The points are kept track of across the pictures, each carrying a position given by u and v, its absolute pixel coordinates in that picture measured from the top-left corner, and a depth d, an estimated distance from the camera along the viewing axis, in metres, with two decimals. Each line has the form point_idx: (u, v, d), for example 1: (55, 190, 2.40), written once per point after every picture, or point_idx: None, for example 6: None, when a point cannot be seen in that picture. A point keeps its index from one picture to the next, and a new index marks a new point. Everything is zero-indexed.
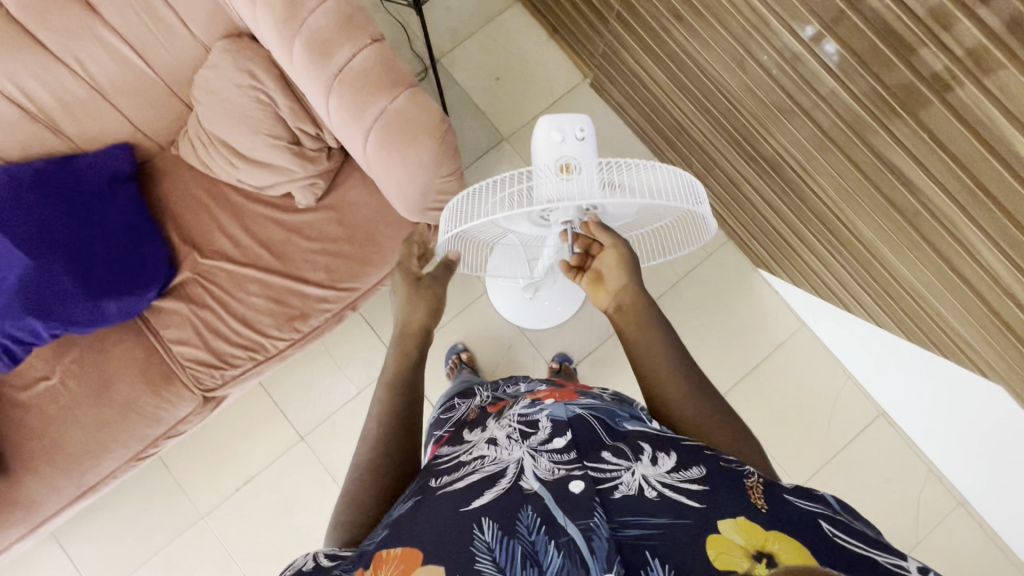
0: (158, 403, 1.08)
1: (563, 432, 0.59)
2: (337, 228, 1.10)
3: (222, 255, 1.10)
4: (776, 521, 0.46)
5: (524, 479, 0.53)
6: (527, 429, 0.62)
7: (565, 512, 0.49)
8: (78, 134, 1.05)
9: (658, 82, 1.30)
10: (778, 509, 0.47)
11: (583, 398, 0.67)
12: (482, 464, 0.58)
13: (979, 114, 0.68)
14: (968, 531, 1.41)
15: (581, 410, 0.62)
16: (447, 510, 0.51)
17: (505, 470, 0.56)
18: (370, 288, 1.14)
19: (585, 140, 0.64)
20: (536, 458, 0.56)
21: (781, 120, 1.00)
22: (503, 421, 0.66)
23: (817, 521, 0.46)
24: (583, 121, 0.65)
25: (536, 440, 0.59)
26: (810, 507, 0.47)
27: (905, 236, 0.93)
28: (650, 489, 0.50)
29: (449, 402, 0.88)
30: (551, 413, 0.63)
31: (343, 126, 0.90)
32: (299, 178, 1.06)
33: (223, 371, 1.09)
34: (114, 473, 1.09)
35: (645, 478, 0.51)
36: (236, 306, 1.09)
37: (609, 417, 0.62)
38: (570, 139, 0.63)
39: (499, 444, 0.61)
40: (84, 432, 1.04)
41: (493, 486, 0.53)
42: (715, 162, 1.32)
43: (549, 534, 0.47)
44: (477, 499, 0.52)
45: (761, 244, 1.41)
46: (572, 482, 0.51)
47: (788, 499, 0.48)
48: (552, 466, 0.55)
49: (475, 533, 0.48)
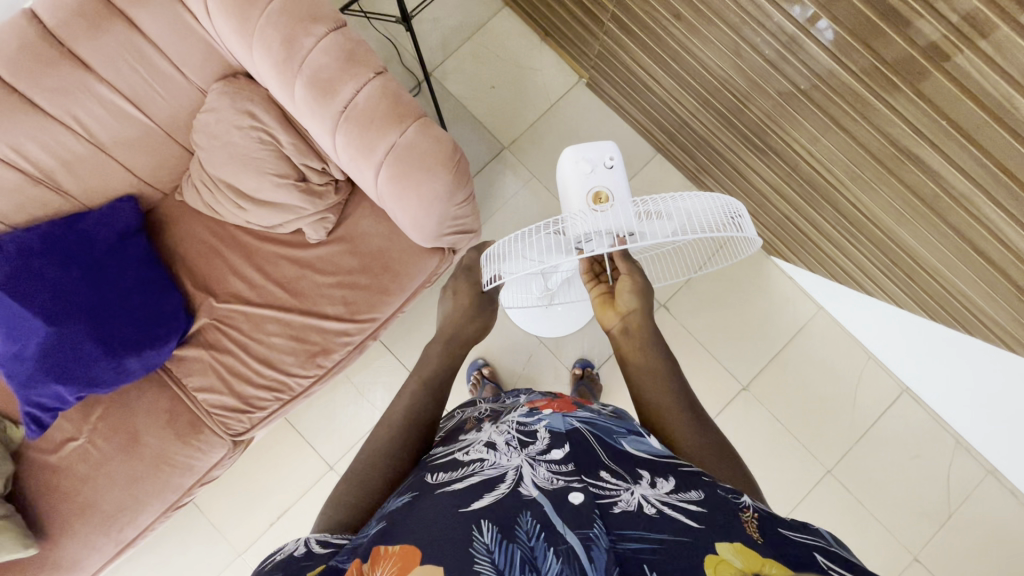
0: (188, 452, 1.07)
1: (561, 444, 0.59)
2: (351, 260, 1.09)
3: (238, 297, 1.09)
4: (772, 550, 0.44)
5: (522, 485, 0.52)
6: (526, 437, 0.61)
7: (564, 520, 0.47)
8: (82, 190, 1.04)
9: (656, 78, 1.28)
10: (774, 538, 0.46)
11: (582, 412, 0.68)
12: (480, 467, 0.56)
13: (985, 85, 0.66)
14: (1000, 499, 1.42)
15: (578, 424, 0.63)
16: (444, 510, 0.49)
17: (505, 474, 0.54)
18: (389, 317, 1.13)
19: (613, 168, 0.84)
20: (535, 467, 0.56)
21: (789, 111, 0.98)
22: (501, 427, 0.66)
23: (812, 555, 0.44)
24: (610, 151, 0.85)
25: (535, 449, 0.59)
26: (804, 540, 0.47)
27: (916, 212, 0.90)
28: (649, 507, 0.49)
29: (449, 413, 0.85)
30: (549, 423, 0.64)
31: (352, 162, 0.90)
32: (309, 214, 1.05)
33: (250, 414, 1.09)
34: (151, 525, 1.09)
35: (644, 497, 0.50)
36: (256, 348, 1.08)
37: (606, 433, 0.63)
38: (598, 168, 0.84)
39: (499, 449, 0.60)
40: (117, 489, 1.04)
41: (492, 490, 0.52)
42: (721, 154, 1.30)
43: (549, 541, 0.45)
44: (477, 501, 0.50)
45: (773, 232, 1.40)
46: (572, 494, 0.50)
47: (783, 533, 0.47)
48: (552, 476, 0.54)
49: (474, 536, 0.46)
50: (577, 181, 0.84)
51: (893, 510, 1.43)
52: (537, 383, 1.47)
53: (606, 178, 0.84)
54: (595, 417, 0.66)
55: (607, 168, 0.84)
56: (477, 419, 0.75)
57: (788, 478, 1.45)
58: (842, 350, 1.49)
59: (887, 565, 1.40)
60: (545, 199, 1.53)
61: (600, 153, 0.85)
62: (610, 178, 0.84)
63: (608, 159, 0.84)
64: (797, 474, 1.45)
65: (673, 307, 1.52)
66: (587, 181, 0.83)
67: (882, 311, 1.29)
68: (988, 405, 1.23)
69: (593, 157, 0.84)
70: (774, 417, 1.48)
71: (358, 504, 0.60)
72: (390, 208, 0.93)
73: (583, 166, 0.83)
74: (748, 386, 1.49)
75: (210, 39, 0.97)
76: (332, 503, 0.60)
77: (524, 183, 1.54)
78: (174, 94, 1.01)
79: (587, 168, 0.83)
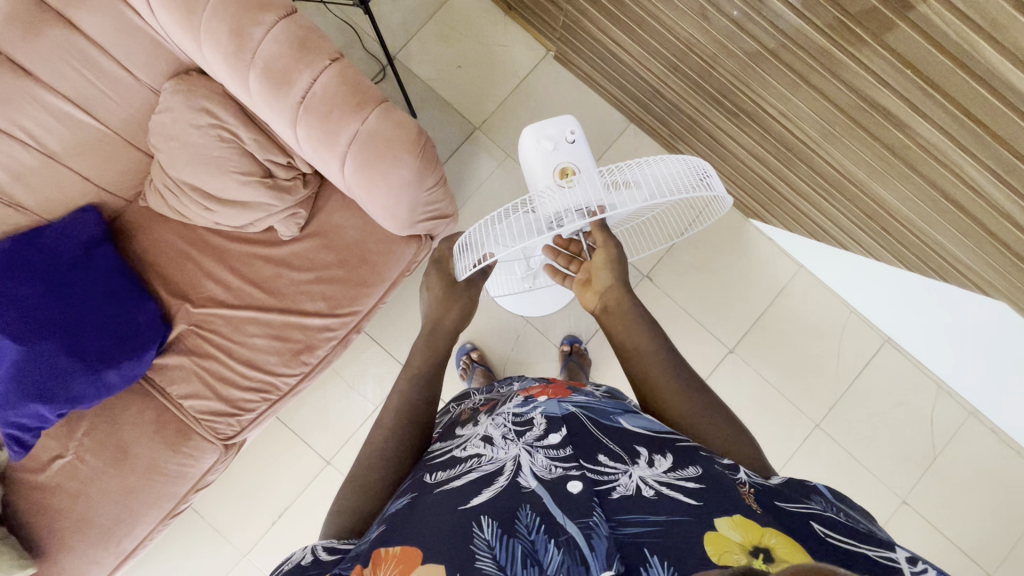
0: (179, 459, 1.07)
1: (557, 428, 0.59)
2: (327, 254, 1.07)
3: (215, 300, 1.07)
4: (771, 520, 0.45)
5: (521, 477, 0.53)
6: (521, 427, 0.61)
7: (563, 509, 0.48)
8: (40, 204, 1.01)
9: (624, 48, 1.26)
10: (770, 510, 0.46)
11: (578, 396, 0.67)
12: (478, 464, 0.57)
13: (950, 33, 0.65)
14: (982, 438, 1.46)
15: (573, 407, 0.63)
16: (443, 510, 0.50)
17: (503, 468, 0.55)
18: (371, 308, 1.12)
19: (576, 142, 0.83)
20: (532, 454, 0.56)
21: (755, 68, 0.97)
22: (496, 419, 0.66)
23: (809, 524, 0.45)
24: (571, 124, 0.84)
25: (531, 436, 0.59)
26: (800, 510, 0.47)
27: (888, 164, 0.90)
28: (647, 489, 0.49)
29: (444, 408, 0.86)
30: (545, 410, 0.64)
31: (317, 154, 0.88)
32: (278, 211, 1.02)
33: (239, 417, 1.08)
34: (150, 535, 1.09)
35: (643, 479, 0.50)
36: (240, 350, 1.06)
37: (602, 414, 0.62)
38: (562, 144, 0.83)
39: (495, 443, 0.60)
40: (111, 503, 1.03)
41: (490, 485, 0.52)
42: (694, 120, 1.29)
43: (549, 533, 0.46)
44: (476, 497, 0.51)
45: (750, 195, 1.40)
46: (571, 482, 0.50)
47: (778, 505, 0.48)
48: (550, 463, 0.54)
49: (475, 532, 0.46)
50: (541, 160, 0.83)
51: (881, 457, 1.47)
52: (527, 363, 1.48)
53: (570, 153, 0.83)
54: (591, 401, 0.66)
55: (570, 143, 0.83)
56: (473, 411, 0.77)
57: (779, 435, 1.48)
58: (824, 306, 1.51)
59: (877, 511, 1.45)
60: (520, 178, 1.51)
61: (560, 129, 0.84)
62: (574, 153, 0.83)
63: (569, 133, 0.83)
64: (788, 431, 1.48)
65: (656, 277, 1.52)
66: (552, 158, 0.83)
67: (861, 267, 1.30)
68: (967, 350, 1.26)
69: (554, 134, 0.83)
70: (761, 377, 1.50)
71: (357, 507, 0.61)
72: (368, 203, 0.92)
73: (546, 144, 0.82)
74: (734, 348, 1.51)
75: (157, 36, 0.93)
76: (333, 509, 0.61)
77: (499, 163, 1.52)
78: (125, 97, 0.98)
79: (550, 146, 0.82)
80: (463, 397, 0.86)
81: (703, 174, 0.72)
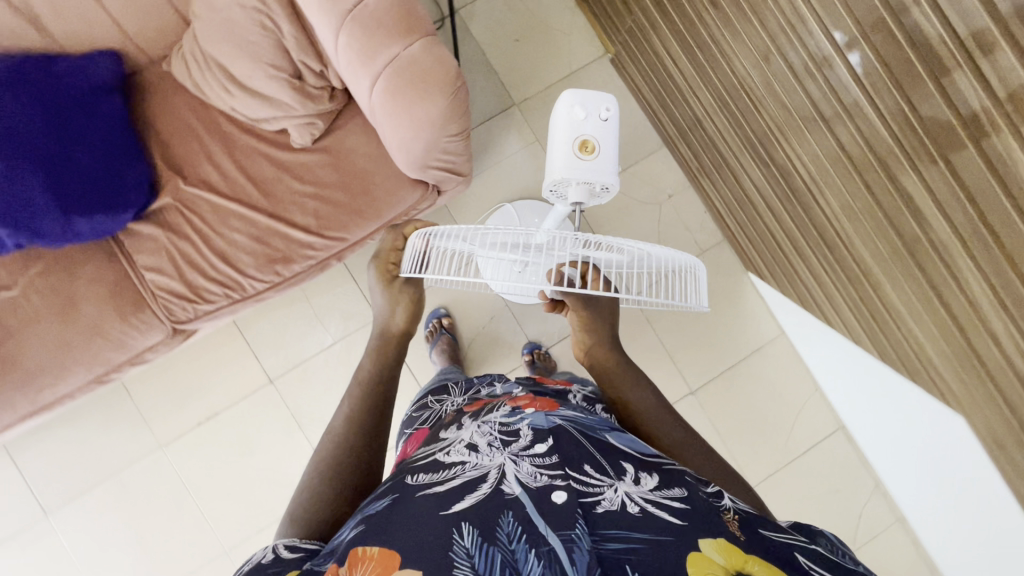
0: (125, 329, 1.04)
1: (544, 439, 0.57)
2: (331, 173, 1.05)
3: (207, 184, 1.05)
4: (756, 549, 0.45)
5: (506, 483, 0.50)
6: (507, 437, 0.58)
7: (545, 520, 0.46)
8: (62, 34, 0.99)
9: (681, 70, 1.25)
10: (756, 539, 0.46)
11: (566, 411, 0.64)
12: (461, 470, 0.54)
13: (994, 136, 0.66)
14: (903, 547, 1.48)
15: (562, 420, 0.60)
16: (424, 514, 0.48)
17: (487, 474, 0.52)
18: (358, 241, 1.10)
19: (607, 121, 0.76)
20: (518, 463, 0.53)
21: (799, 125, 0.97)
22: (481, 425, 0.62)
23: (795, 557, 0.45)
24: (608, 103, 0.77)
25: (517, 447, 0.56)
26: (784, 541, 0.47)
27: (898, 254, 0.90)
28: (633, 505, 0.48)
29: (422, 401, 0.87)
30: (533, 422, 0.60)
31: (349, 67, 0.87)
32: (297, 115, 1.01)
33: (196, 305, 1.06)
34: (72, 395, 1.06)
35: (628, 494, 0.49)
36: (217, 240, 1.05)
37: (590, 427, 0.60)
38: (593, 118, 0.75)
39: (480, 450, 0.56)
40: (44, 351, 1.01)
41: (473, 491, 0.50)
42: (725, 160, 1.29)
43: (530, 543, 0.44)
44: (458, 503, 0.49)
45: (756, 249, 1.41)
46: (555, 493, 0.48)
47: (763, 534, 0.48)
48: (535, 471, 0.52)
49: (454, 538, 0.45)
50: (565, 127, 0.75)
51: None
52: (494, 346, 1.46)
53: (598, 130, 0.75)
54: (580, 415, 0.63)
55: (601, 120, 0.76)
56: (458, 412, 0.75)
57: None
58: (793, 378, 1.52)
59: None
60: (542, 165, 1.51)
61: (596, 103, 0.77)
62: (602, 131, 0.76)
63: (604, 110, 0.76)
64: None
65: None
66: (577, 129, 0.75)
67: (837, 352, 1.31)
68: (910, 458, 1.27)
69: (589, 105, 0.76)
70: (713, 427, 1.50)
71: None
72: (387, 138, 0.90)
73: (577, 113, 0.75)
74: (695, 391, 1.51)
75: None
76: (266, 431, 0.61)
77: (525, 144, 1.51)
78: None
79: (581, 117, 0.74)
80: (442, 392, 0.87)
81: (694, 277, 0.65)
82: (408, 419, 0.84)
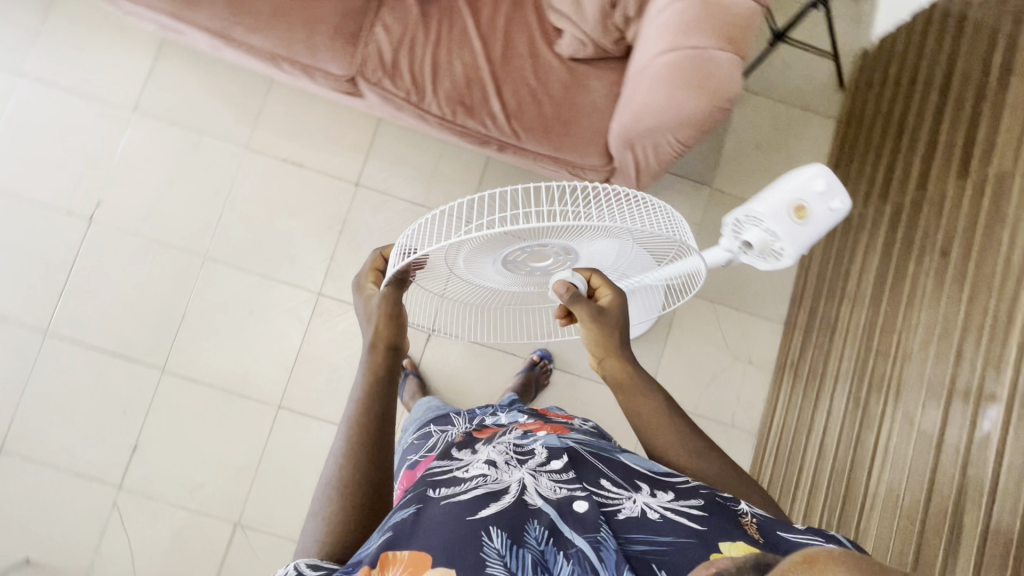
0: (325, 47, 1.14)
1: (558, 456, 0.60)
2: (559, 86, 1.13)
3: (474, 15, 1.16)
4: (773, 550, 0.48)
5: (527, 496, 0.53)
6: (522, 455, 0.62)
7: (568, 527, 0.50)
8: None
9: (863, 277, 1.26)
10: (775, 543, 0.49)
11: (575, 434, 0.69)
12: (482, 481, 0.55)
13: None
14: None
15: (573, 444, 0.64)
16: (450, 515, 0.49)
17: (508, 487, 0.54)
18: (525, 150, 1.14)
19: (833, 210, 0.80)
20: (535, 477, 0.57)
21: (922, 392, 1.00)
22: (495, 446, 0.65)
23: (815, 554, 0.48)
24: (846, 201, 0.80)
25: (533, 463, 0.60)
26: (808, 541, 0.49)
27: (913, 555, 0.91)
28: (652, 513, 0.51)
29: (425, 428, 0.87)
30: (544, 442, 0.64)
31: (663, 28, 1.00)
32: (584, 27, 1.12)
33: (383, 79, 1.13)
34: (248, 44, 1.14)
35: (646, 505, 0.52)
36: (441, 53, 1.13)
37: (597, 450, 0.65)
38: (824, 198, 0.80)
39: (499, 467, 0.59)
40: (267, 5, 1.13)
41: (498, 500, 0.52)
42: (824, 370, 1.31)
43: (557, 545, 0.48)
44: (484, 508, 0.51)
45: (774, 462, 1.38)
46: (576, 503, 0.52)
47: (784, 536, 0.50)
48: (553, 485, 0.55)
49: (484, 539, 0.47)
50: (796, 185, 0.81)
51: None
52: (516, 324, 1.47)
53: (818, 208, 0.80)
54: (591, 443, 0.67)
55: (830, 205, 0.80)
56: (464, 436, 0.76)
57: None
58: None
59: None
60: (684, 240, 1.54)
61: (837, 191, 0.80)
62: (820, 214, 0.81)
63: (836, 201, 0.80)
64: None
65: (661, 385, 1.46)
66: (803, 193, 0.80)
67: None
68: None
69: (829, 186, 0.80)
70: None
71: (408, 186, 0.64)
72: (652, 115, 0.99)
73: (817, 181, 0.80)
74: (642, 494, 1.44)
75: None
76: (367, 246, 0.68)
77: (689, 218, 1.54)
78: None
79: (815, 186, 0.79)
80: (446, 421, 0.87)
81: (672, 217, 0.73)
82: (412, 445, 0.83)
